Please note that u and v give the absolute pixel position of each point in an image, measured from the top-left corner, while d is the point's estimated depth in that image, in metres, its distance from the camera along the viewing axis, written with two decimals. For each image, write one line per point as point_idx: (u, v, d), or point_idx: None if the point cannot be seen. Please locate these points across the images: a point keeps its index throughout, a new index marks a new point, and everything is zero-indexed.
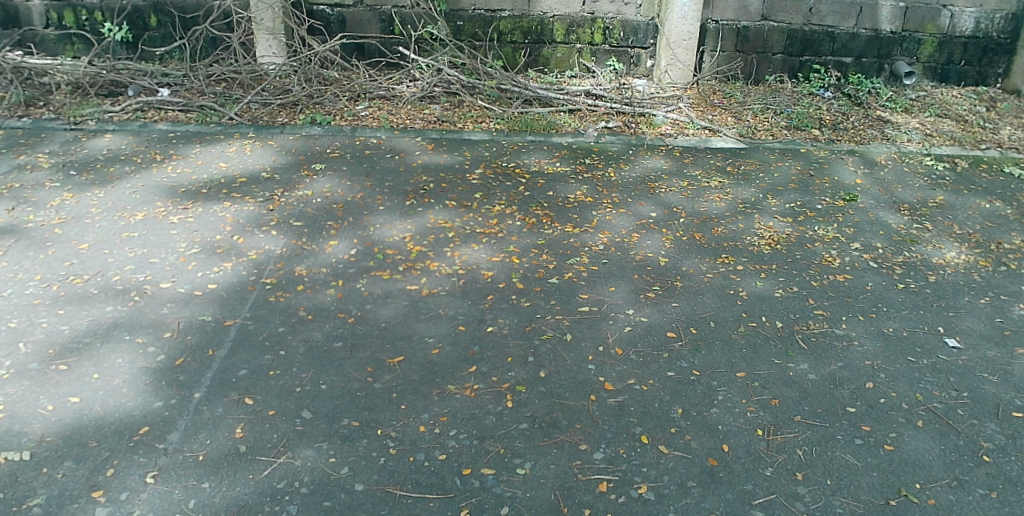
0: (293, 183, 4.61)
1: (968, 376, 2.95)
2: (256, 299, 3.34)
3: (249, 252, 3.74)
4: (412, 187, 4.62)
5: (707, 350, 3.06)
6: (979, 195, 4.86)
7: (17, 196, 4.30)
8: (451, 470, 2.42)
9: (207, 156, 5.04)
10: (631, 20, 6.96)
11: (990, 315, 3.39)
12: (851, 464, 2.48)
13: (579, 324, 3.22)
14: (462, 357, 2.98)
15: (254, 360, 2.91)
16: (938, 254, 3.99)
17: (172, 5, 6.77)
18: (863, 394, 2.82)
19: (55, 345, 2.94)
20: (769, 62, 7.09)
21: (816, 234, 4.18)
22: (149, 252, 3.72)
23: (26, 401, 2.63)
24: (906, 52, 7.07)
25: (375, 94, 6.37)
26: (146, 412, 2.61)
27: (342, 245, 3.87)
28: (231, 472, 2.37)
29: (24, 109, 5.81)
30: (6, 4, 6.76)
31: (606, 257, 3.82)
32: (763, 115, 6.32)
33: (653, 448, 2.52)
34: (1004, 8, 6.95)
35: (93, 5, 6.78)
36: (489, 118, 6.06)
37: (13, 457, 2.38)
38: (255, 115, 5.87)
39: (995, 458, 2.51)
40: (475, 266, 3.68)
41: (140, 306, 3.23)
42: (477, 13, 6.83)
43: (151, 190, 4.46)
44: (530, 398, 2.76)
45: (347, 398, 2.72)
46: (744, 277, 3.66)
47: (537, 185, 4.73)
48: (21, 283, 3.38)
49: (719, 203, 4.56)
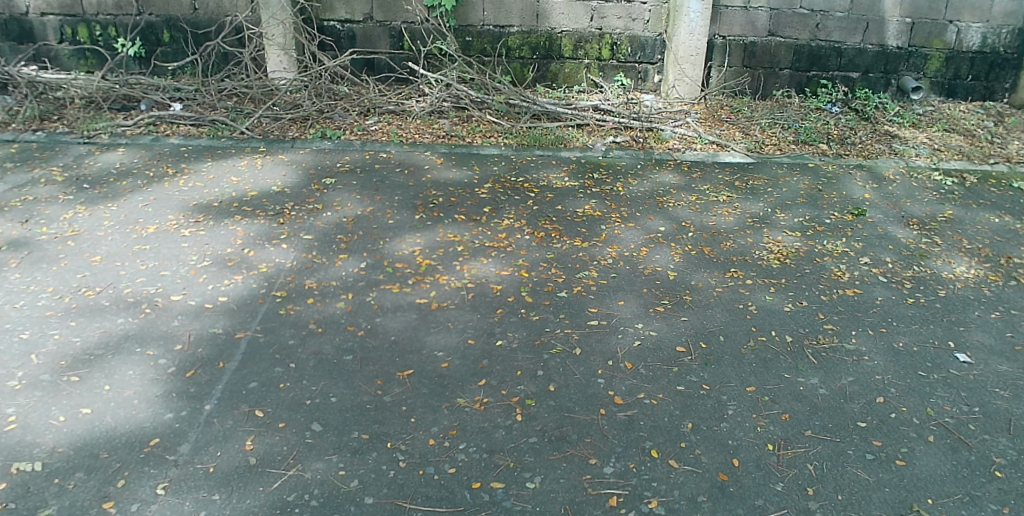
0: (304, 197, 4.65)
1: (979, 391, 2.93)
2: (267, 311, 3.36)
3: (259, 265, 3.77)
4: (420, 201, 4.65)
5: (717, 364, 3.06)
6: (988, 209, 4.85)
7: (30, 209, 4.35)
8: (461, 483, 2.42)
9: (218, 170, 5.08)
10: (639, 36, 7.00)
11: (1000, 330, 3.38)
12: (863, 479, 2.46)
13: (588, 338, 3.22)
14: (471, 370, 2.98)
15: (265, 372, 2.93)
16: (948, 268, 3.98)
17: (184, 21, 6.85)
18: (874, 409, 2.81)
19: (68, 356, 2.96)
20: (776, 77, 7.13)
21: (825, 248, 4.18)
22: (161, 264, 3.75)
23: (37, 412, 2.65)
24: (912, 67, 7.09)
25: (384, 108, 6.42)
26: (156, 423, 2.63)
27: (352, 258, 3.89)
28: (241, 485, 2.38)
29: (38, 123, 5.89)
30: (22, 20, 6.87)
31: (615, 271, 3.83)
32: (771, 129, 6.34)
33: (664, 463, 2.52)
34: (1011, 23, 6.95)
35: (106, 20, 6.87)
36: (497, 133, 6.10)
37: (25, 468, 2.40)
38: (266, 129, 5.93)
39: (1007, 473, 2.50)
40: (485, 280, 3.70)
41: (151, 319, 3.26)
42: (485, 29, 6.90)
43: (164, 204, 4.50)
44: (540, 411, 2.76)
45: (357, 411, 2.73)
46: (753, 292, 3.66)
47: (545, 199, 4.76)
48: (34, 294, 3.41)
49: (727, 217, 4.57)
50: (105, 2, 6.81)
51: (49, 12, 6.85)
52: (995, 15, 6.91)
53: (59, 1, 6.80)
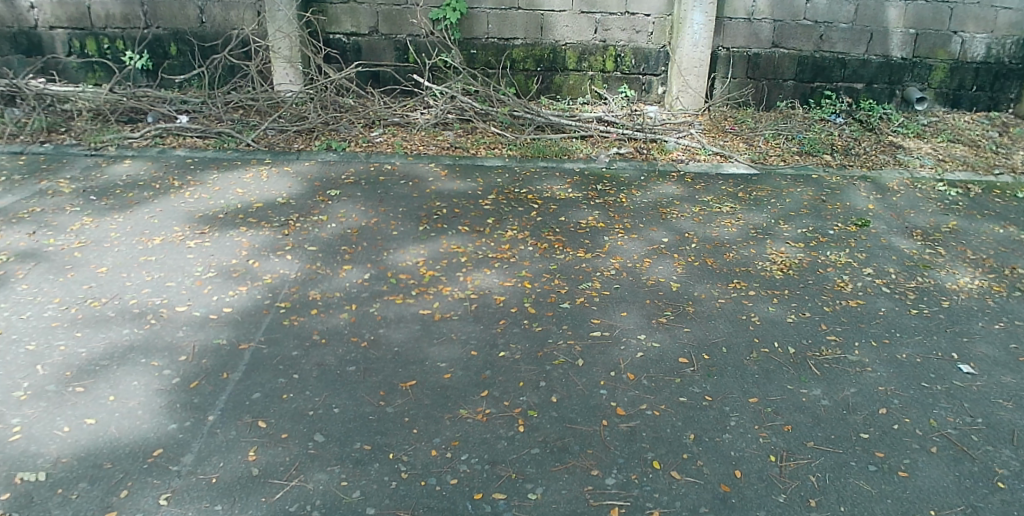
0: (309, 208, 4.67)
1: (982, 402, 2.92)
2: (271, 322, 3.38)
3: (263, 276, 3.79)
4: (424, 212, 4.67)
5: (720, 375, 3.06)
6: (992, 220, 4.84)
7: (39, 220, 4.39)
8: (462, 494, 2.42)
9: (224, 182, 5.11)
10: (643, 48, 7.03)
11: (1004, 341, 3.36)
12: (866, 491, 2.45)
13: (590, 349, 3.22)
14: (474, 381, 2.98)
15: (268, 383, 2.94)
16: (952, 279, 3.97)
17: (192, 34, 6.92)
18: (877, 420, 2.80)
19: (73, 366, 2.98)
20: (780, 88, 7.15)
21: (828, 260, 4.17)
22: (166, 275, 3.78)
23: (42, 422, 2.66)
24: (917, 78, 7.10)
25: (390, 120, 6.46)
26: (160, 434, 2.64)
27: (356, 269, 3.91)
28: (244, 495, 2.38)
29: (46, 135, 5.95)
30: (31, 33, 6.95)
31: (618, 282, 3.84)
32: (774, 140, 6.34)
33: (665, 474, 2.51)
34: (1015, 34, 6.97)
35: (114, 33, 6.94)
36: (501, 145, 6.13)
37: (29, 478, 2.41)
38: (272, 141, 5.97)
39: (1011, 485, 2.49)
40: (488, 291, 3.71)
41: (156, 330, 3.27)
42: (490, 42, 6.94)
43: (170, 216, 4.53)
44: (542, 422, 2.76)
45: (360, 421, 2.74)
46: (756, 303, 3.65)
47: (549, 211, 4.77)
48: (41, 305, 3.44)
49: (730, 229, 4.57)
50: (113, 15, 6.88)
51: (58, 26, 6.93)
52: (999, 25, 6.92)
53: (68, 15, 6.88)
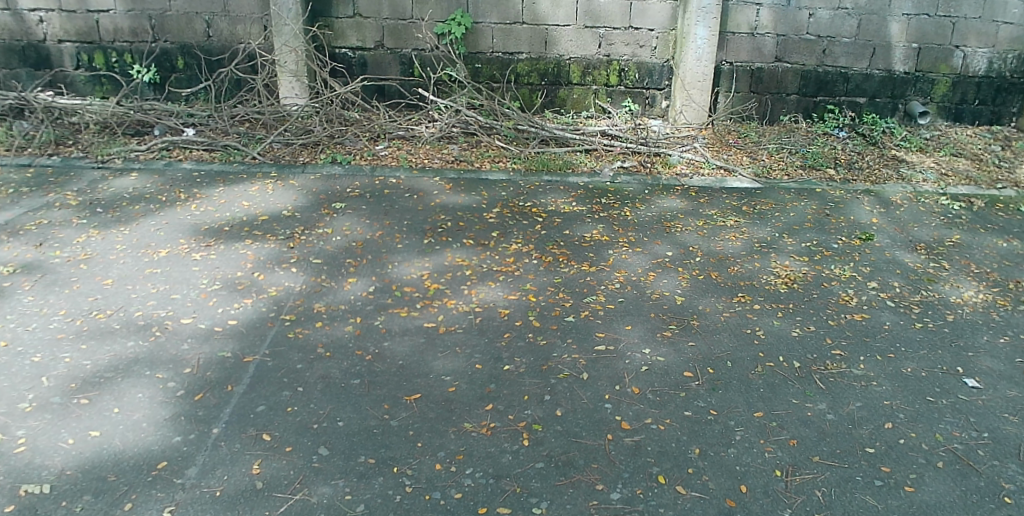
0: (314, 221, 4.69)
1: (989, 416, 2.91)
2: (276, 335, 3.38)
3: (269, 289, 3.80)
4: (429, 225, 4.69)
5: (724, 389, 3.05)
6: (995, 234, 4.84)
7: (44, 233, 4.41)
8: (467, 508, 2.41)
9: (230, 195, 5.13)
10: (647, 62, 7.07)
11: (1010, 355, 3.35)
12: (872, 505, 2.44)
13: (596, 363, 3.22)
14: (479, 395, 2.99)
15: (272, 396, 2.94)
16: (956, 293, 3.97)
17: (199, 48, 6.97)
18: (882, 434, 2.79)
19: (78, 379, 2.99)
20: (783, 103, 7.17)
21: (833, 273, 4.17)
22: (172, 287, 3.79)
23: (47, 435, 2.67)
24: (919, 92, 7.13)
25: (394, 134, 6.50)
26: (164, 446, 2.64)
27: (360, 282, 3.92)
28: (247, 509, 2.38)
29: (54, 147, 6.01)
30: (39, 46, 7.01)
31: (622, 296, 3.84)
32: (777, 154, 6.36)
33: (671, 489, 2.50)
34: (1016, 48, 7.01)
35: (122, 47, 7.00)
36: (506, 158, 6.15)
37: (33, 490, 2.41)
38: (278, 155, 6.01)
39: (1017, 500, 2.47)
40: (492, 304, 3.71)
41: (161, 342, 3.28)
42: (494, 56, 6.98)
43: (175, 228, 4.55)
44: (547, 436, 2.76)
45: (364, 435, 2.73)
46: (761, 317, 3.65)
47: (554, 224, 4.78)
48: (47, 317, 3.45)
49: (735, 242, 4.58)
50: (121, 29, 6.95)
51: (66, 39, 6.99)
52: (1000, 40, 6.96)
53: (76, 29, 6.94)
